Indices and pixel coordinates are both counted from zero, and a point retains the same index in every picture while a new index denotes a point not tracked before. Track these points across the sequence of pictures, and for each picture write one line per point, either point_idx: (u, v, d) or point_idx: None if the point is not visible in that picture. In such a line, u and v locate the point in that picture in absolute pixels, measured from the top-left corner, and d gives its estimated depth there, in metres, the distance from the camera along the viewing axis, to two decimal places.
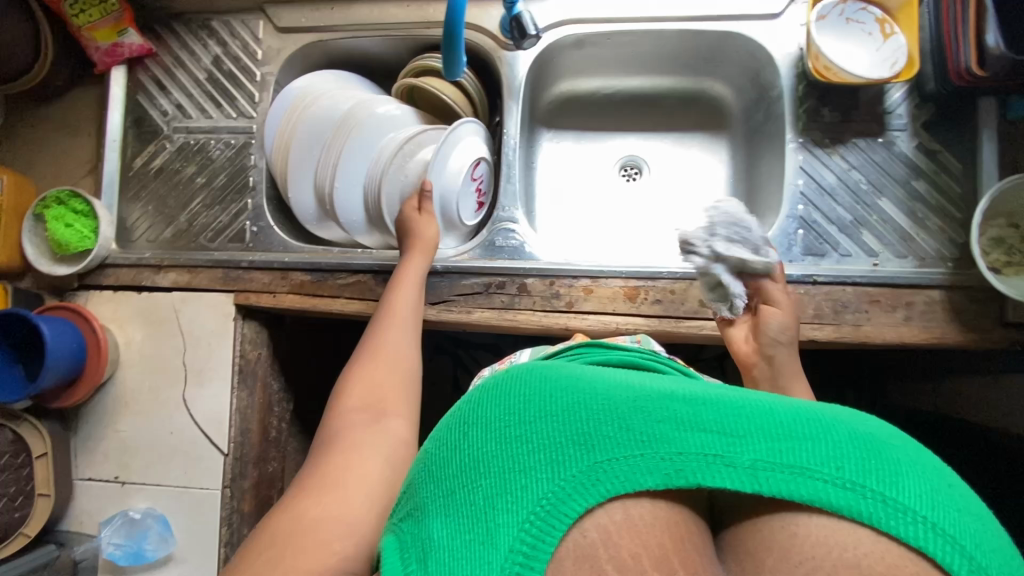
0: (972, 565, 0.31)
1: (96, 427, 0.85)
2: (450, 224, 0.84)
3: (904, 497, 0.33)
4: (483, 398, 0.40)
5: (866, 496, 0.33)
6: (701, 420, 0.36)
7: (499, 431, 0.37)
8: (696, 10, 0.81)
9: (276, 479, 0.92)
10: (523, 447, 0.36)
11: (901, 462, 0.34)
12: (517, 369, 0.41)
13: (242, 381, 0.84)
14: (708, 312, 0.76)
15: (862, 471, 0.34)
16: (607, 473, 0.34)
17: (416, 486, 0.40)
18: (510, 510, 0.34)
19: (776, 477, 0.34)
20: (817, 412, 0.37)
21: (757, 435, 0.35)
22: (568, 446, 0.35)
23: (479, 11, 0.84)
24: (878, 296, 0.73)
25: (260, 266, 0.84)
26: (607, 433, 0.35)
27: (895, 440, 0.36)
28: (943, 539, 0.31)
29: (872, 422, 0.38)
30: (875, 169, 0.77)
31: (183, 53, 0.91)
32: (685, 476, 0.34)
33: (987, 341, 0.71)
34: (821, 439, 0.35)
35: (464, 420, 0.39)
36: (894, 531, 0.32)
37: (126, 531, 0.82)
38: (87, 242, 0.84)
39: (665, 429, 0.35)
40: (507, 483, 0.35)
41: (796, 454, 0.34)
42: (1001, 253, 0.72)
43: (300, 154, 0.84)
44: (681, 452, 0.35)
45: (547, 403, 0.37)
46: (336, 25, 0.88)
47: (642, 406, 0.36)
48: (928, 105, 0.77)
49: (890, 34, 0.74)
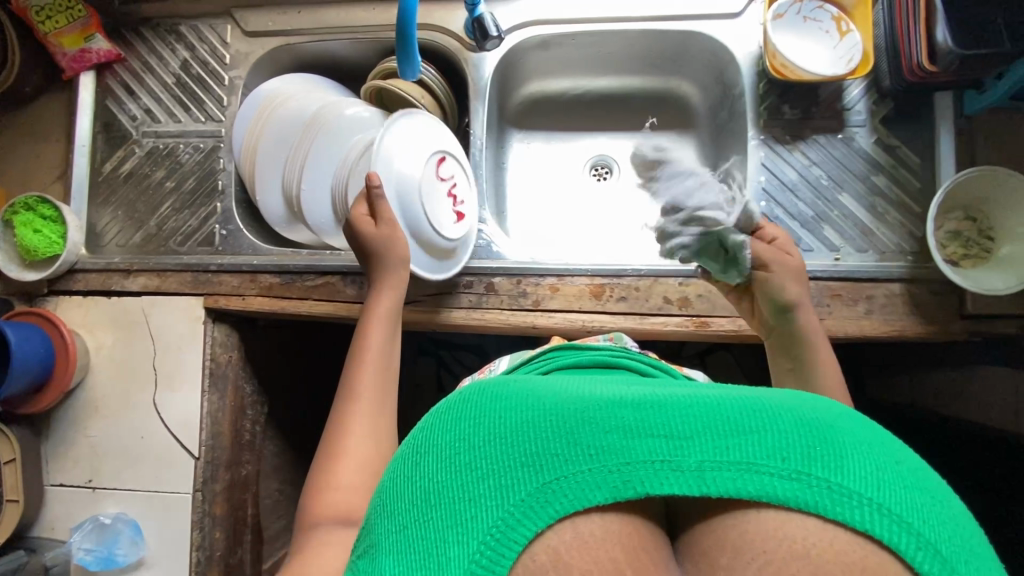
0: (919, 541, 0.30)
1: (66, 432, 0.85)
2: (422, 235, 0.76)
3: (849, 481, 0.32)
4: (434, 424, 0.39)
5: (812, 485, 0.32)
6: (648, 425, 0.34)
7: (449, 460, 0.35)
8: (658, 10, 0.82)
9: (250, 482, 0.92)
10: (472, 476, 0.34)
11: (845, 444, 0.33)
12: (470, 393, 0.40)
13: (213, 384, 0.84)
14: (672, 308, 0.77)
15: (806, 458, 0.32)
16: (555, 493, 0.33)
17: (373, 522, 0.38)
18: (461, 542, 0.32)
19: (725, 476, 0.32)
20: (763, 404, 0.35)
21: (704, 435, 0.33)
22: (516, 470, 0.33)
23: (445, 13, 0.85)
24: (839, 290, 0.74)
25: (229, 269, 0.84)
26: (554, 450, 0.34)
27: (842, 422, 0.35)
28: (889, 519, 0.31)
29: (820, 406, 0.37)
30: (836, 164, 0.78)
31: (151, 59, 0.91)
32: (635, 487, 0.33)
33: (947, 333, 0.72)
34: (767, 432, 0.33)
35: (416, 452, 0.38)
36: (840, 517, 0.31)
37: (97, 536, 0.82)
38: (55, 247, 0.84)
39: (612, 440, 0.34)
40: (458, 514, 0.33)
41: (743, 449, 0.33)
42: (958, 247, 0.73)
43: (267, 156, 0.85)
44: (629, 462, 0.33)
45: (495, 424, 0.36)
46: (303, 28, 0.88)
47: (589, 417, 0.35)
48: (887, 101, 0.77)
49: (846, 32, 0.75)
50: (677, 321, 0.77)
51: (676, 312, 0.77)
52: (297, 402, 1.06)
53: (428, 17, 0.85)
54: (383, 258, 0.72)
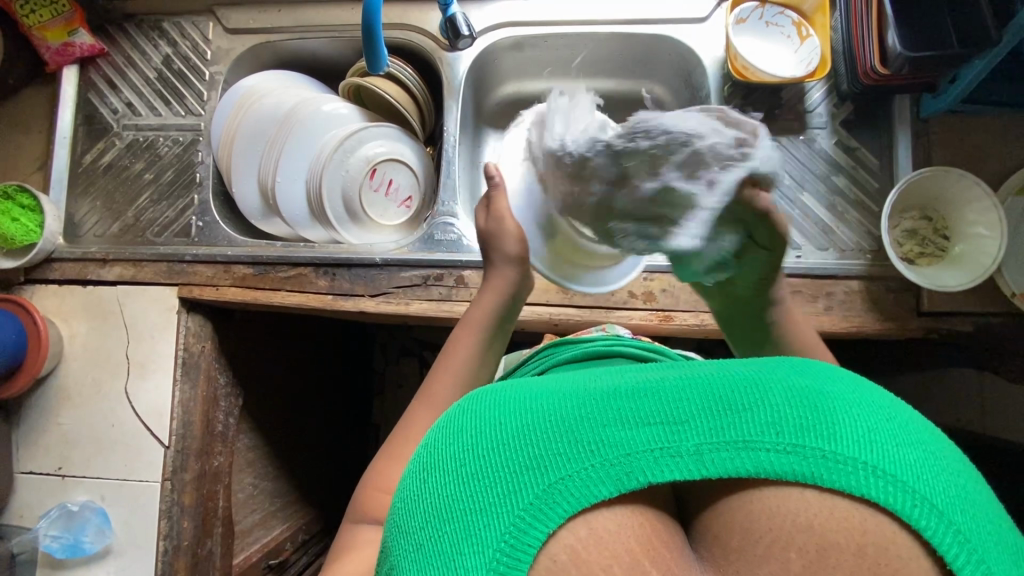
0: (915, 498, 0.32)
1: (36, 420, 0.85)
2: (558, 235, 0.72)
3: (842, 447, 0.33)
4: (436, 440, 0.39)
5: (808, 457, 0.33)
6: (644, 414, 0.35)
7: (456, 471, 0.36)
8: (628, 14, 0.84)
9: (222, 474, 0.92)
10: (482, 485, 0.35)
11: (834, 411, 0.35)
12: (469, 404, 0.41)
13: (186, 374, 0.85)
14: (637, 302, 0.78)
15: (798, 429, 0.34)
16: (562, 492, 0.34)
17: (389, 541, 0.38)
18: (476, 551, 0.33)
19: (722, 457, 0.34)
20: (749, 379, 0.37)
21: (698, 418, 0.35)
22: (523, 474, 0.34)
23: (421, 15, 0.87)
24: (800, 286, 0.75)
25: (203, 259, 0.85)
26: (556, 450, 0.35)
27: (830, 387, 0.36)
28: (884, 481, 0.32)
29: (804, 371, 0.38)
30: (797, 164, 0.80)
31: (134, 54, 0.93)
32: (637, 477, 0.34)
33: (904, 330, 0.74)
34: (758, 408, 0.35)
35: (423, 468, 0.38)
36: (837, 484, 0.32)
37: (64, 523, 0.82)
38: (33, 235, 0.85)
39: (611, 434, 0.35)
40: (471, 525, 0.34)
41: (736, 428, 0.34)
42: (914, 245, 0.75)
43: (246, 151, 0.88)
44: (630, 454, 0.34)
45: (498, 433, 0.36)
46: (284, 27, 0.90)
47: (586, 413, 0.36)
48: (847, 104, 0.80)
49: (806, 36, 0.79)
50: (642, 315, 0.78)
51: (641, 306, 0.78)
52: (272, 396, 1.06)
53: (405, 17, 0.87)
54: (492, 260, 0.71)
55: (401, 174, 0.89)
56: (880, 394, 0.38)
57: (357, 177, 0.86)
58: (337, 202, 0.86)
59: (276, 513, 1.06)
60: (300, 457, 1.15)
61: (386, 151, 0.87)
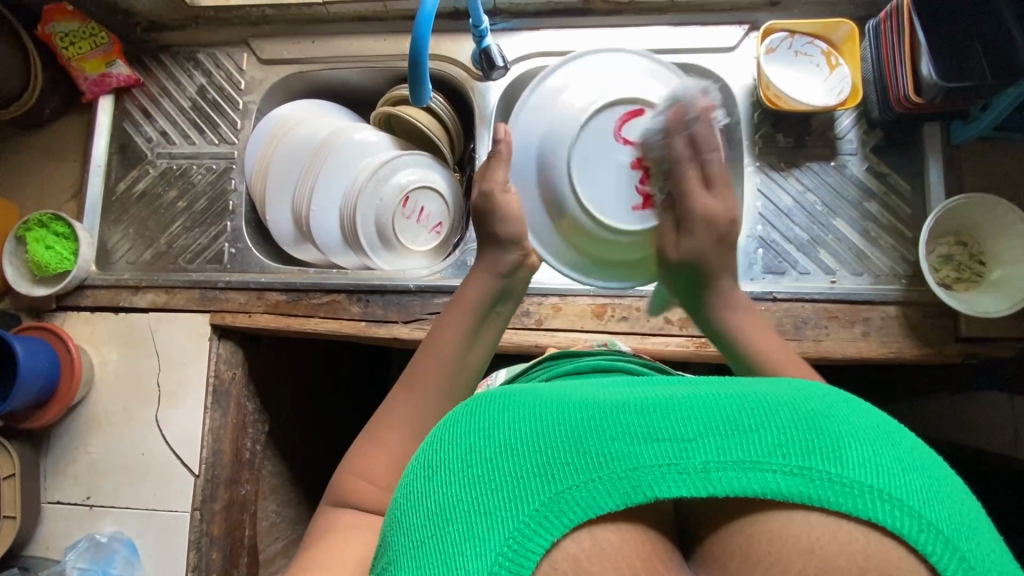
0: (920, 523, 0.31)
1: (66, 448, 0.84)
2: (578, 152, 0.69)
3: (848, 470, 0.32)
4: (443, 438, 0.38)
5: (814, 479, 0.32)
6: (653, 429, 0.34)
7: (462, 473, 0.35)
8: (657, 44, 0.86)
9: (249, 503, 0.91)
10: (487, 489, 0.34)
11: (843, 434, 0.34)
12: (477, 405, 0.39)
13: (216, 402, 0.84)
14: (673, 328, 0.78)
15: (805, 452, 0.33)
16: (568, 502, 0.33)
17: (388, 537, 0.37)
18: (478, 554, 0.32)
19: (729, 476, 0.33)
20: (759, 399, 0.36)
21: (707, 437, 0.34)
22: (529, 482, 0.34)
23: (453, 45, 0.89)
24: (837, 312, 0.75)
25: (237, 286, 0.85)
26: (564, 460, 0.34)
27: (838, 410, 0.36)
28: (889, 505, 0.32)
29: (814, 394, 0.37)
30: (829, 191, 0.81)
31: (168, 83, 0.94)
32: (644, 492, 0.33)
33: (943, 356, 0.73)
34: (765, 429, 0.34)
35: (427, 465, 0.37)
36: (843, 507, 0.32)
37: (92, 555, 0.80)
38: (66, 263, 0.85)
39: (620, 448, 0.34)
40: (473, 527, 0.33)
41: (744, 447, 0.33)
42: (950, 270, 0.75)
43: (277, 177, 0.89)
44: (638, 467, 0.33)
45: (505, 437, 0.36)
46: (317, 57, 0.92)
47: (595, 424, 0.35)
48: (877, 131, 0.81)
49: (836, 65, 0.80)
50: (677, 341, 0.78)
51: (677, 333, 0.78)
52: (296, 422, 1.05)
53: (436, 48, 0.89)
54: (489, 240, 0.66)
55: (432, 202, 0.89)
56: (887, 420, 0.37)
57: (390, 205, 0.87)
58: (370, 228, 0.86)
59: (297, 541, 1.04)
60: (320, 485, 1.13)
61: (418, 179, 0.88)
